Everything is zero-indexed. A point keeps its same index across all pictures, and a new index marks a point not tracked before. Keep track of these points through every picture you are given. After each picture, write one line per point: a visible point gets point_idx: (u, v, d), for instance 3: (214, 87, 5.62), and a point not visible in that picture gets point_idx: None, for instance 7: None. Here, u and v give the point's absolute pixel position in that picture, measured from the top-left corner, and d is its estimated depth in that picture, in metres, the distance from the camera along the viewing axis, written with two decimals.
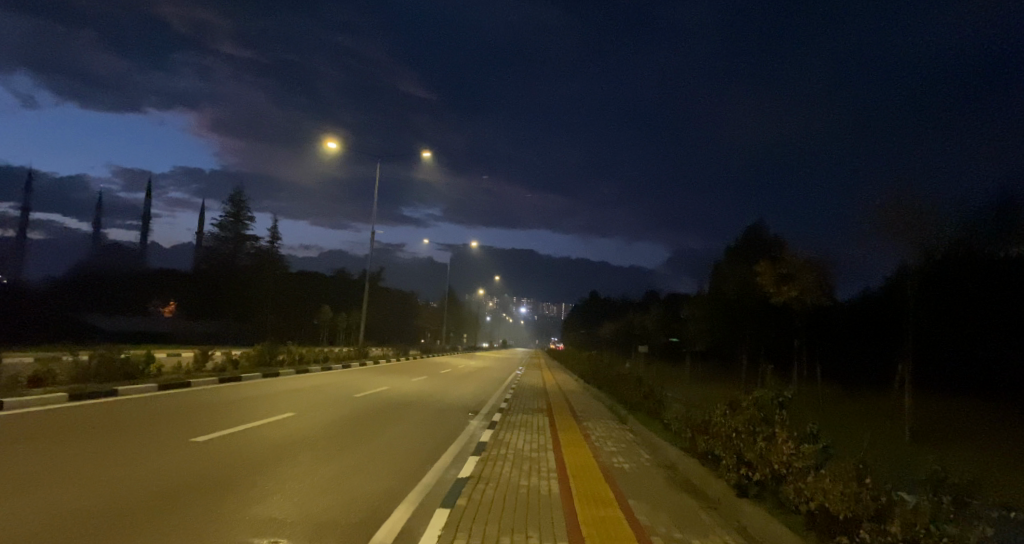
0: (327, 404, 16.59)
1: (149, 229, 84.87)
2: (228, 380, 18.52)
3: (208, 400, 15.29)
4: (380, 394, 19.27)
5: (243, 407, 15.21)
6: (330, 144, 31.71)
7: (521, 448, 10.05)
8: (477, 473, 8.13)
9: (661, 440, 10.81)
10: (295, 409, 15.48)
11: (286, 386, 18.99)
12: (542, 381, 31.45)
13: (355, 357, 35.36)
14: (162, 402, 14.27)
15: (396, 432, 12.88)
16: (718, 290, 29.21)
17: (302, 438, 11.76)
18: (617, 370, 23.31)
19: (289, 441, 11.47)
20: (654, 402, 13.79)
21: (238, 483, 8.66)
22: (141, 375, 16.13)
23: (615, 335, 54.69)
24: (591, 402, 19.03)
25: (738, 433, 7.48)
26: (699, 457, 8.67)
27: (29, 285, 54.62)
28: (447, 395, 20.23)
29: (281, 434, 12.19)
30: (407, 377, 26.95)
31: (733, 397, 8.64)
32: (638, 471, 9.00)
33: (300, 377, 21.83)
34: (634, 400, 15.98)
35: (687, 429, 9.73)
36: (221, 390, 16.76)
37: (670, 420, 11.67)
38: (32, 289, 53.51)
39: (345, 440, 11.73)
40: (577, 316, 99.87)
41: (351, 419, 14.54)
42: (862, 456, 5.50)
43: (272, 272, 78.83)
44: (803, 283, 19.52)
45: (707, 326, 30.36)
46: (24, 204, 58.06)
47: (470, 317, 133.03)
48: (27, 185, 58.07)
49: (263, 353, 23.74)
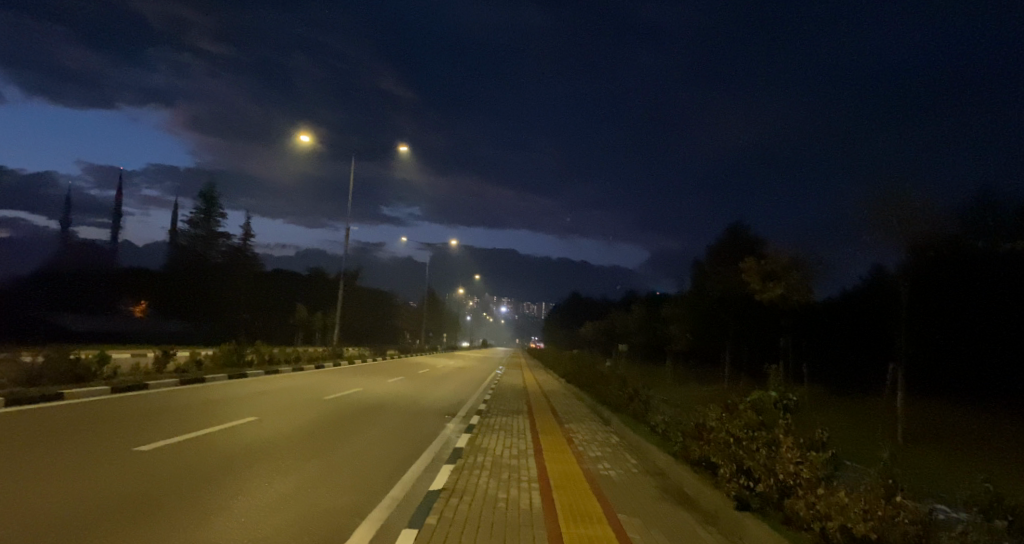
0: (296, 407, 15.70)
1: (120, 228, 82.64)
2: (191, 382, 17.52)
3: (165, 405, 14.30)
4: (354, 396, 18.41)
5: (204, 412, 14.27)
6: (304, 137, 30.63)
7: (499, 455, 9.32)
8: (451, 484, 7.41)
9: (648, 445, 10.20)
10: (260, 414, 14.58)
11: (252, 389, 18.03)
12: (523, 381, 30.86)
13: (329, 357, 34.38)
14: (113, 408, 13.27)
15: (365, 439, 12.06)
16: (701, 288, 28.82)
17: (264, 448, 10.90)
18: (599, 370, 22.79)
19: (248, 452, 10.60)
20: (640, 403, 13.16)
21: (184, 499, 7.83)
22: (94, 378, 15.10)
23: (596, 335, 54.26)
24: (574, 404, 18.43)
25: (736, 439, 6.86)
26: (691, 465, 8.06)
27: None
28: (424, 398, 19.45)
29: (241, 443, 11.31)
30: (385, 378, 26.09)
31: (727, 398, 8.07)
32: (626, 479, 8.37)
33: (269, 378, 20.87)
34: (619, 401, 15.38)
35: (678, 434, 9.12)
36: (181, 393, 15.78)
37: (657, 423, 11.07)
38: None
39: (310, 449, 10.90)
40: (558, 317, 99.52)
41: (320, 425, 13.69)
42: (884, 468, 4.93)
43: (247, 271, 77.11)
44: (789, 280, 19.14)
45: (690, 325, 30.00)
46: None
47: (450, 317, 131.95)
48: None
49: (232, 353, 22.69)
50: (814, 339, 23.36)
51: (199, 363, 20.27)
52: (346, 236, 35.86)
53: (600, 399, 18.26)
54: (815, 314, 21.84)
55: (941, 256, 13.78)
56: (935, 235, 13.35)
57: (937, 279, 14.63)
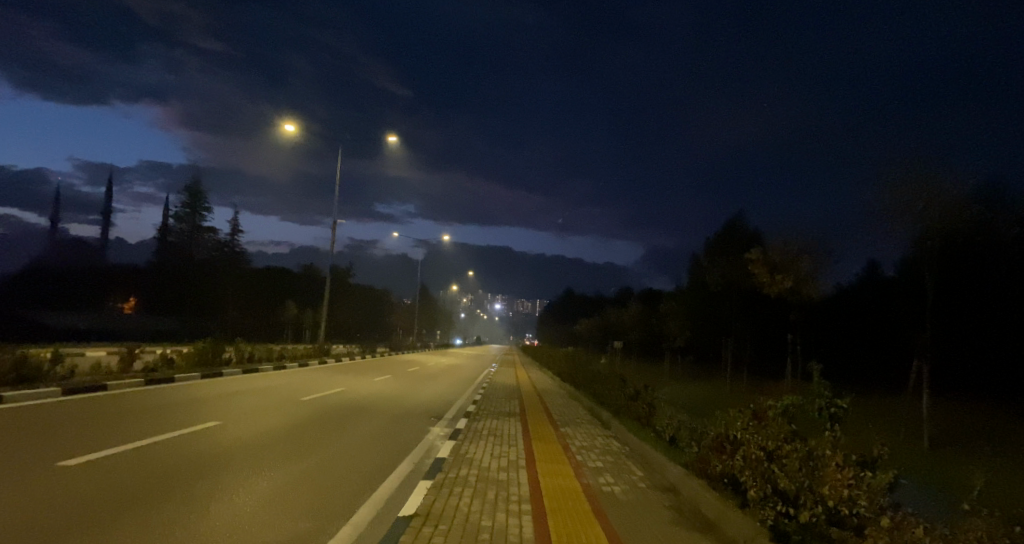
0: (270, 411, 14.50)
1: (108, 224, 81.09)
2: (157, 382, 16.30)
3: (121, 411, 13.05)
4: (335, 397, 17.25)
5: (164, 418, 13.03)
6: (288, 127, 29.25)
7: (486, 468, 8.13)
8: (426, 507, 6.27)
9: (656, 454, 9.07)
10: (226, 419, 13.35)
11: (224, 389, 16.78)
12: (515, 379, 29.86)
13: (315, 355, 33.15)
14: (60, 417, 11.99)
15: (337, 450, 10.85)
16: (701, 281, 27.76)
17: (217, 468, 9.65)
18: (594, 369, 21.77)
19: (199, 473, 9.37)
20: (642, 405, 12.06)
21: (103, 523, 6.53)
22: (46, 378, 13.78)
23: (591, 332, 53.16)
24: (569, 404, 17.31)
25: (769, 454, 5.72)
26: (710, 481, 6.91)
27: None
28: (410, 398, 18.30)
29: (193, 463, 10.04)
30: (370, 376, 24.94)
31: (752, 402, 6.92)
32: (634, 497, 7.21)
33: (246, 378, 19.60)
34: (617, 403, 14.28)
35: (692, 443, 8.00)
36: (142, 395, 14.52)
37: (665, 430, 9.99)
38: None
39: (272, 467, 9.68)
40: (552, 314, 98.26)
41: (292, 432, 12.48)
42: (981, 501, 3.81)
43: (235, 267, 75.58)
44: (798, 272, 18.07)
45: (688, 322, 29.06)
46: None
47: (443, 314, 130.58)
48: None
49: (206, 351, 21.42)
50: (823, 336, 22.35)
51: (169, 362, 18.97)
52: (333, 229, 34.47)
53: (598, 400, 17.13)
54: (824, 308, 20.84)
55: (972, 245, 12.76)
56: (962, 220, 12.43)
57: (964, 271, 13.63)
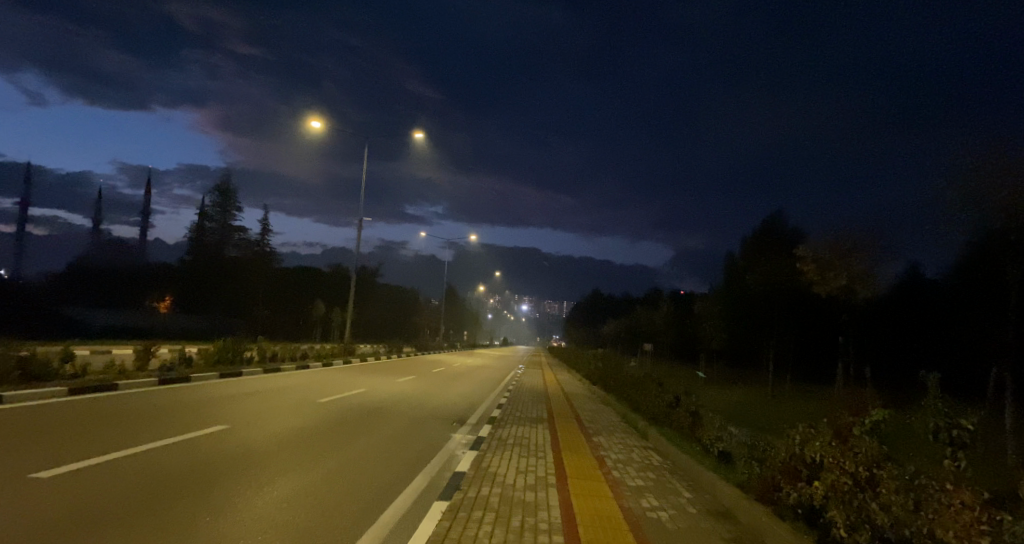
0: (284, 414, 13.75)
1: (145, 225, 82.90)
2: (172, 381, 15.76)
3: (126, 413, 12.39)
4: (354, 398, 16.46)
5: (171, 421, 12.35)
6: (314, 123, 28.78)
7: (510, 486, 7.14)
8: (436, 537, 5.27)
9: (705, 473, 7.94)
10: (234, 423, 12.60)
11: (239, 389, 16.12)
12: (542, 382, 28.90)
13: (339, 354, 32.74)
14: (62, 418, 11.38)
15: (348, 458, 9.94)
16: (739, 281, 26.32)
17: (216, 477, 8.84)
18: (626, 372, 20.66)
19: (197, 481, 8.55)
20: (684, 413, 10.94)
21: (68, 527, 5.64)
22: (54, 377, 13.23)
23: (620, 335, 51.76)
24: (601, 410, 16.22)
25: (862, 483, 4.56)
26: (778, 508, 5.74)
27: (21, 283, 53.16)
28: (433, 400, 17.44)
29: (191, 470, 9.23)
30: (393, 377, 24.23)
31: (830, 417, 5.76)
32: (684, 526, 6.11)
33: (264, 378, 18.96)
34: (655, 409, 13.14)
35: (751, 462, 6.84)
36: (151, 395, 13.92)
37: (714, 444, 8.84)
38: (22, 285, 52.05)
39: (275, 478, 8.82)
40: (579, 316, 96.79)
41: (304, 437, 11.69)
42: None
43: (264, 266, 76.21)
44: (852, 269, 16.66)
45: (725, 324, 27.66)
46: (24, 197, 56.97)
47: (470, 315, 130.25)
48: (26, 179, 56.45)
49: (226, 349, 20.92)
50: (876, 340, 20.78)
51: (188, 360, 18.46)
52: (358, 228, 34.02)
53: (631, 405, 16.03)
54: (878, 307, 19.37)
55: None
56: None
57: None
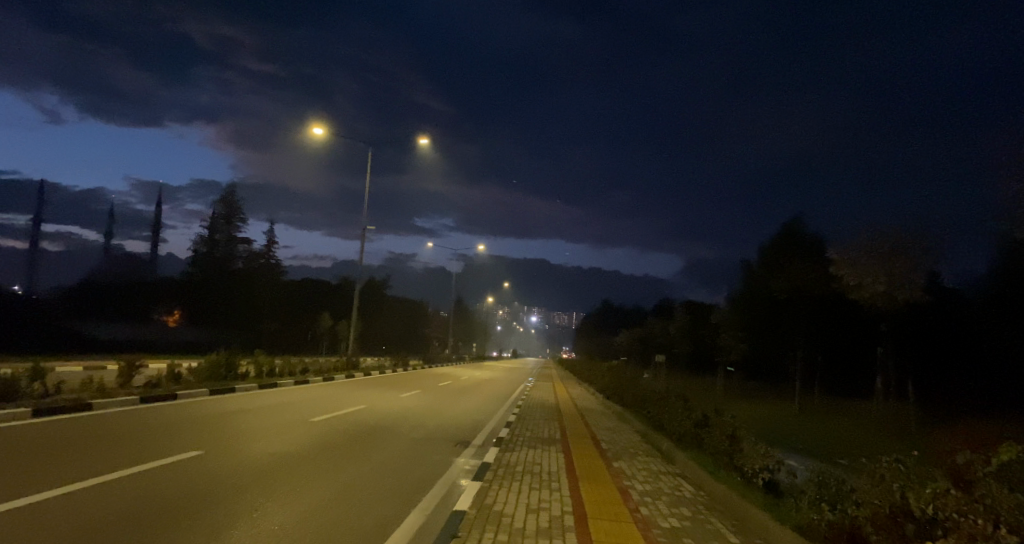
0: (273, 436, 12.56)
1: (155, 238, 82.82)
2: (156, 399, 14.71)
3: (93, 437, 11.22)
4: (353, 417, 15.29)
5: (143, 446, 11.17)
6: (316, 129, 27.87)
7: (520, 530, 5.94)
8: None
9: (752, 510, 6.64)
10: (212, 447, 11.38)
11: (227, 407, 15.00)
12: (553, 396, 27.72)
13: (343, 368, 31.72)
14: (20, 444, 10.26)
15: (335, 489, 8.73)
16: (759, 289, 25.03)
17: (179, 512, 7.57)
18: (643, 386, 19.44)
19: (158, 517, 7.29)
20: (718, 433, 9.66)
21: None
22: (19, 396, 12.15)
23: (632, 346, 50.29)
24: (620, 428, 14.98)
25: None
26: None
27: (31, 298, 53.09)
28: (438, 417, 16.28)
29: (153, 504, 7.98)
30: (398, 392, 23.09)
31: (938, 454, 4.37)
32: None
33: (259, 394, 17.92)
34: (681, 428, 11.83)
35: (817, 499, 5.53)
36: (128, 416, 12.79)
37: (759, 474, 7.54)
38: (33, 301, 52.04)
39: (247, 513, 7.57)
40: (588, 328, 95.38)
41: (289, 464, 10.45)
42: None
43: (271, 278, 75.54)
44: (892, 272, 15.37)
45: (744, 334, 26.39)
46: (34, 213, 57.16)
47: (480, 326, 129.22)
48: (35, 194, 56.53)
49: (220, 363, 19.86)
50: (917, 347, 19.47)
51: (176, 376, 17.38)
52: (361, 239, 33.06)
53: (652, 423, 14.75)
54: (915, 314, 18.09)
55: None
56: None
57: None
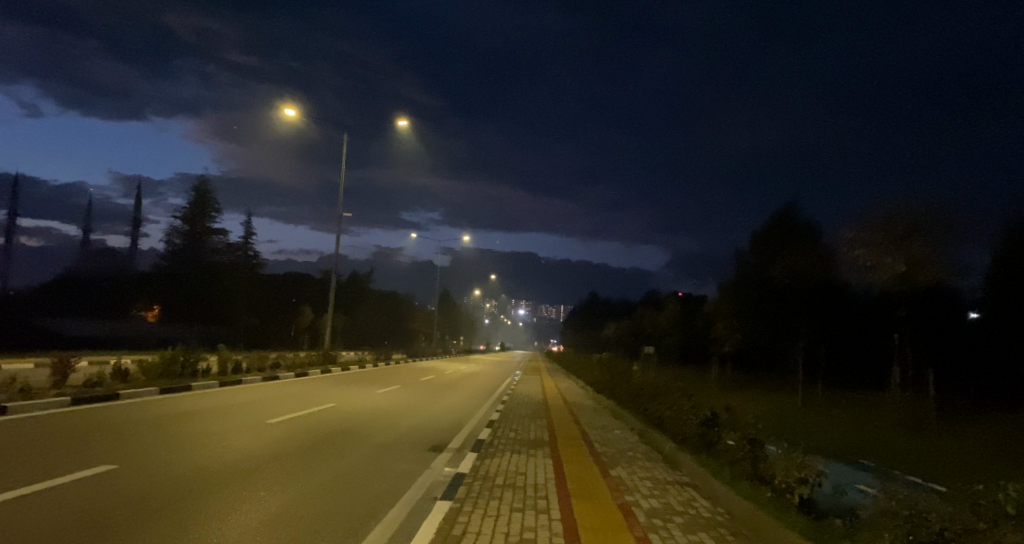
0: (219, 442, 10.94)
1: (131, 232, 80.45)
2: (93, 400, 13.08)
3: (0, 446, 9.58)
4: (318, 418, 13.71)
5: (59, 456, 9.52)
6: (289, 111, 26.08)
7: None
8: None
9: (790, 537, 5.19)
10: (143, 456, 9.77)
11: (174, 409, 13.31)
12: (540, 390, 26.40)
13: (319, 363, 30.12)
14: None
15: (274, 505, 7.13)
16: (754, 276, 23.81)
17: (65, 527, 5.96)
18: (635, 380, 18.12)
19: (35, 530, 5.70)
20: (735, 437, 8.21)
21: None
22: None
23: (621, 337, 49.11)
24: (614, 428, 13.55)
25: None
26: None
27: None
28: (413, 417, 14.73)
29: (41, 516, 6.39)
30: (374, 388, 21.48)
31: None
32: None
33: (216, 392, 16.27)
34: (685, 429, 10.37)
35: (894, 521, 4.11)
36: (51, 423, 11.11)
37: (794, 489, 6.09)
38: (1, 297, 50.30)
39: (154, 530, 6.01)
40: (576, 320, 94.00)
41: (230, 473, 8.87)
42: None
43: (251, 270, 73.47)
44: (910, 253, 14.12)
45: (739, 324, 25.12)
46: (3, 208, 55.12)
47: (467, 320, 127.56)
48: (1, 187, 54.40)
49: (175, 360, 18.15)
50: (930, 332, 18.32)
51: (123, 375, 15.69)
52: (339, 227, 31.37)
53: (649, 420, 13.38)
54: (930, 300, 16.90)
55: None
56: None
57: None
